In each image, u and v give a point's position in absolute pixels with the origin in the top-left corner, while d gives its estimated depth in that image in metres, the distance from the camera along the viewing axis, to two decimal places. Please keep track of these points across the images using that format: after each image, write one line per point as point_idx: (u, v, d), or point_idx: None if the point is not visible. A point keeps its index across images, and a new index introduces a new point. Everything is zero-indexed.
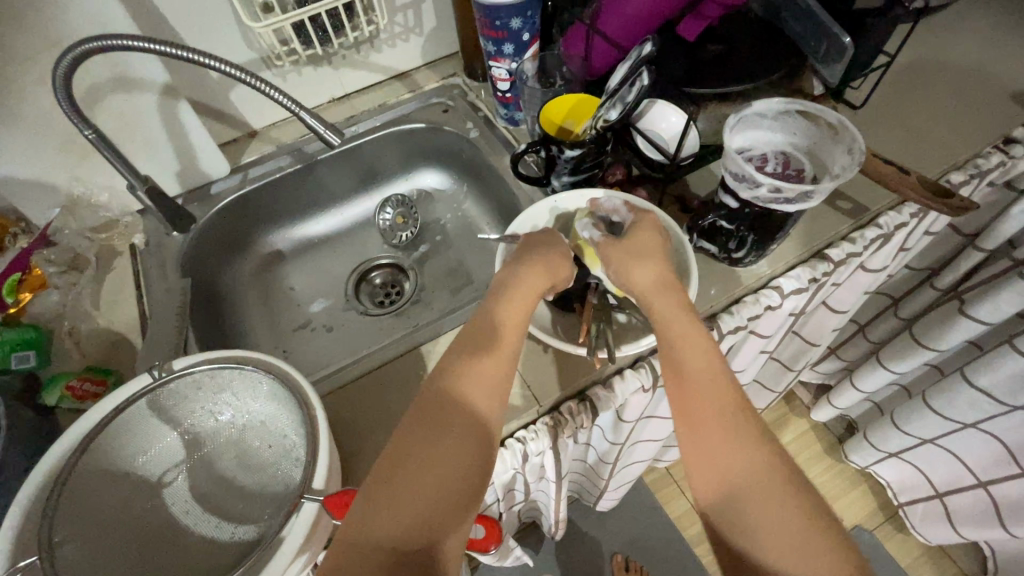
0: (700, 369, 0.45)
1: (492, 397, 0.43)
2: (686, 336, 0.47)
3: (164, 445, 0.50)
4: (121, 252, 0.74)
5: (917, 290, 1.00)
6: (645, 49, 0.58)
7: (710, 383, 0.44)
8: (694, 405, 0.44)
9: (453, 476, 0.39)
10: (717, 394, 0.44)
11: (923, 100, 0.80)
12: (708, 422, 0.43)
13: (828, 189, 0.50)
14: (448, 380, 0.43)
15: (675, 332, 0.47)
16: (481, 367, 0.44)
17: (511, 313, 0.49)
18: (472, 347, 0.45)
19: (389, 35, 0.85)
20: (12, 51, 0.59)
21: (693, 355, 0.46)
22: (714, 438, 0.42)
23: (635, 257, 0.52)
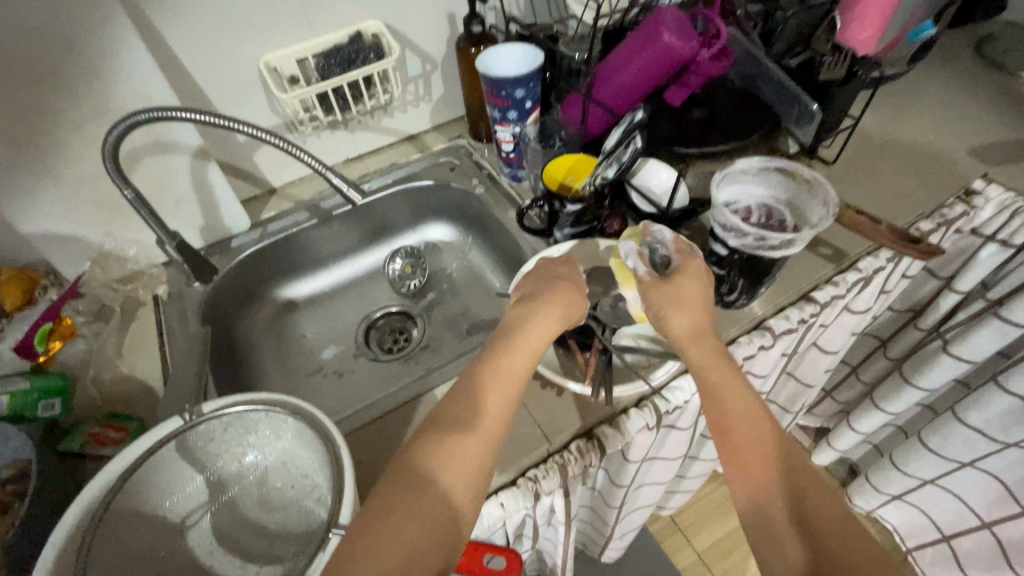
0: (737, 410, 0.48)
1: (478, 448, 0.45)
2: (720, 376, 0.50)
3: (190, 488, 0.52)
4: (144, 302, 0.77)
5: (902, 331, 1.05)
6: (638, 115, 0.66)
7: (746, 421, 0.48)
8: (731, 444, 0.47)
9: (428, 526, 0.40)
10: (753, 431, 0.47)
11: (889, 156, 0.88)
12: (747, 457, 0.47)
13: (807, 237, 0.56)
14: (458, 427, 0.46)
15: (709, 374, 0.51)
16: (468, 415, 0.47)
17: (519, 360, 0.51)
18: (467, 395, 0.48)
19: (402, 102, 0.93)
20: (64, 119, 0.65)
21: (729, 397, 0.49)
22: (752, 472, 0.46)
23: (675, 304, 0.53)
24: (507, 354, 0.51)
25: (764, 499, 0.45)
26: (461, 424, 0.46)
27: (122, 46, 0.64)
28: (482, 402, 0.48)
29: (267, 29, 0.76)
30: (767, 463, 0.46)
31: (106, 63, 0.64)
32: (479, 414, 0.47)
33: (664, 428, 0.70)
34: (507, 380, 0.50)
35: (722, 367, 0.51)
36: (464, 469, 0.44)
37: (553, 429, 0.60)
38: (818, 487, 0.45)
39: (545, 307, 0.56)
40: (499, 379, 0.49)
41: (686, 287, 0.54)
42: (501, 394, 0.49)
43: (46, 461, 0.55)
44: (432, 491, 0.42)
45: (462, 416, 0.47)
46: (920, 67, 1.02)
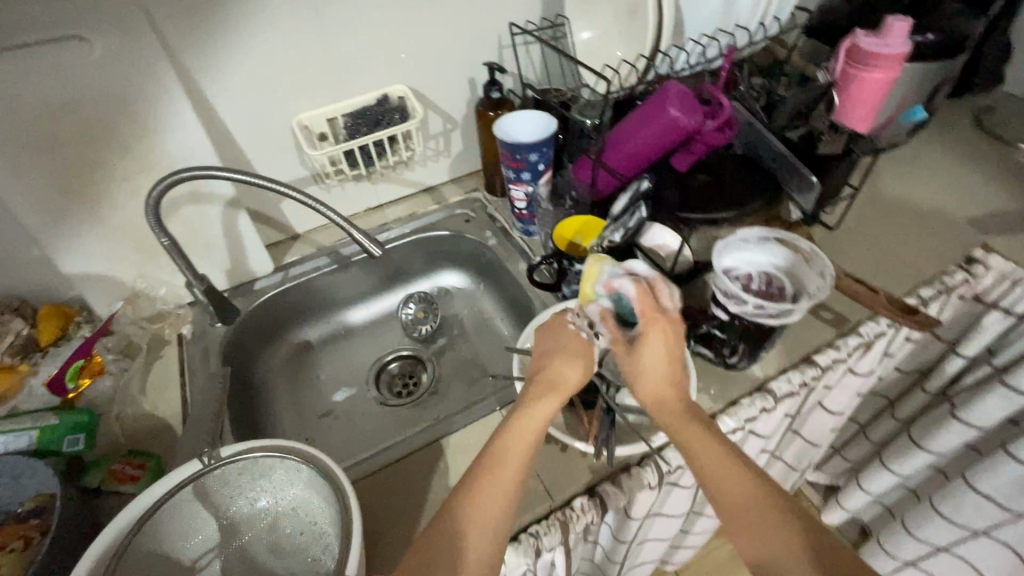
0: (723, 465, 0.51)
1: (492, 519, 0.48)
2: (699, 435, 0.53)
3: (202, 533, 0.54)
4: (169, 340, 0.81)
5: (910, 393, 1.04)
6: (642, 185, 0.72)
7: (723, 475, 0.51)
8: (717, 499, 0.51)
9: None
10: (733, 484, 0.50)
11: (891, 222, 0.90)
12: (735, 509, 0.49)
13: (804, 308, 0.59)
14: (467, 495, 0.49)
15: (683, 434, 0.54)
16: (479, 484, 0.50)
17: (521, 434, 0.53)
18: (473, 470, 0.51)
19: (422, 157, 0.99)
20: (113, 171, 0.71)
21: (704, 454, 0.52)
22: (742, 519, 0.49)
23: (642, 367, 0.58)
24: (517, 427, 0.54)
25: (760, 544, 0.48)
26: (475, 496, 0.49)
27: (171, 107, 0.70)
28: (488, 477, 0.50)
29: (303, 92, 0.82)
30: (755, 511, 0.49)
31: (156, 123, 0.70)
32: (493, 487, 0.49)
33: (667, 486, 0.71)
34: (519, 453, 0.52)
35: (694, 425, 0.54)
36: (482, 532, 0.47)
37: (555, 486, 0.61)
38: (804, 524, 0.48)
39: (541, 377, 0.59)
40: (512, 453, 0.51)
41: (651, 346, 0.58)
42: (514, 466, 0.51)
43: (68, 497, 0.57)
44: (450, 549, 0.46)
45: (478, 487, 0.49)
46: (921, 135, 1.05)
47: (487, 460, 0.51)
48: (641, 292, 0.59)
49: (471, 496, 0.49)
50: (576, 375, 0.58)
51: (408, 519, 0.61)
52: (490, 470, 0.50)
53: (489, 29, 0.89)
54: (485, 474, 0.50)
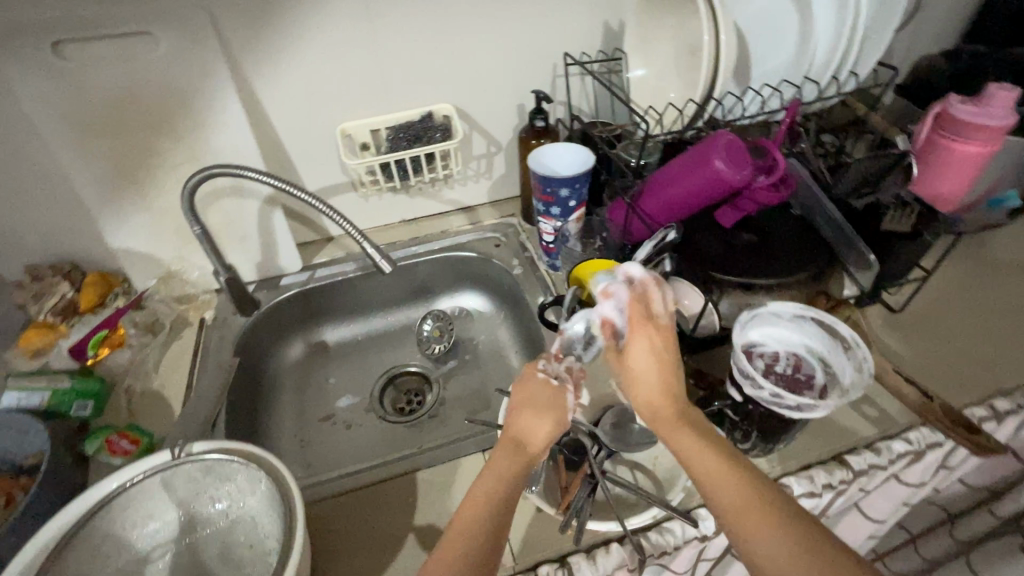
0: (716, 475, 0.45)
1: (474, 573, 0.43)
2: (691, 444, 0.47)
3: (159, 524, 0.54)
4: (191, 323, 0.84)
5: (975, 512, 0.90)
6: (669, 235, 0.68)
7: (718, 471, 0.46)
8: (720, 502, 0.45)
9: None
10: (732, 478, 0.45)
11: (971, 313, 0.78)
12: (741, 509, 0.44)
13: (829, 406, 0.51)
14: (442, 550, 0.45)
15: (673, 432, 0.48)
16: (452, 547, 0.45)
17: (488, 490, 0.47)
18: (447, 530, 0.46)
19: (462, 176, 0.98)
20: (162, 159, 0.75)
21: (698, 452, 0.46)
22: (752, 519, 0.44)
23: (632, 378, 0.49)
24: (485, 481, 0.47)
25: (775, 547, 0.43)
26: (457, 548, 0.44)
27: (222, 106, 0.74)
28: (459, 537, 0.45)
29: (350, 102, 0.84)
30: (760, 507, 0.44)
31: (207, 119, 0.74)
32: (479, 539, 0.45)
33: (654, 569, 0.64)
34: (496, 507, 0.46)
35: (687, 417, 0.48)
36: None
37: (521, 548, 0.57)
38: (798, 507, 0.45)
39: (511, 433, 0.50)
40: (480, 511, 0.46)
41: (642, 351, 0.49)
42: (496, 518, 0.46)
43: (57, 462, 0.60)
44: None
45: (454, 538, 0.45)
46: None
47: (461, 520, 0.46)
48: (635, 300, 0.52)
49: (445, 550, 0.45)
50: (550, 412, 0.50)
51: (366, 548, 0.58)
52: (468, 523, 0.46)
53: (542, 58, 0.87)
54: (461, 528, 0.45)
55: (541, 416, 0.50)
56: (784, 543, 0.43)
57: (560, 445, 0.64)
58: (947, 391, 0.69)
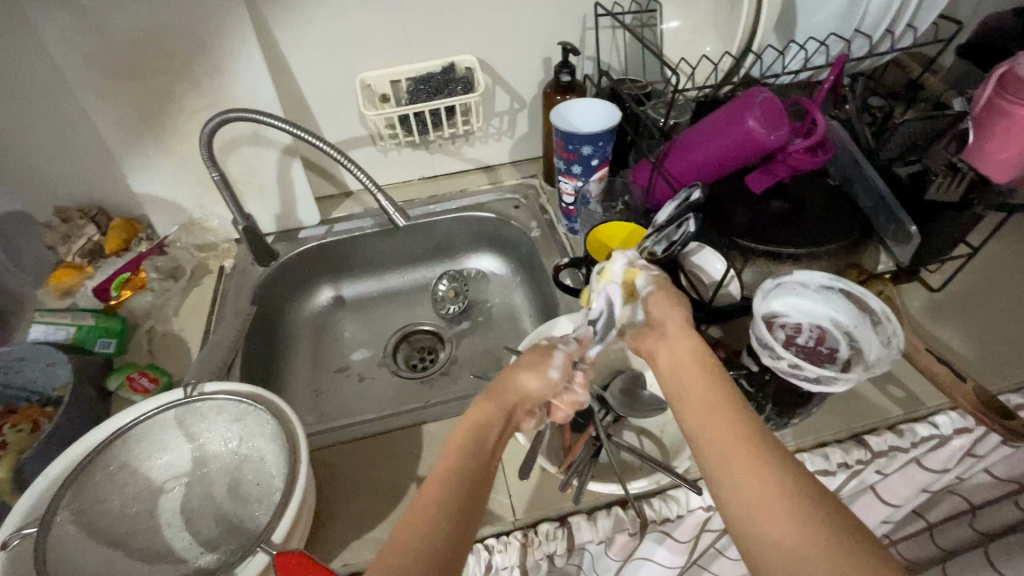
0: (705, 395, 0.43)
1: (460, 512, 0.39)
2: (689, 371, 0.46)
3: (174, 458, 0.56)
4: (211, 271, 0.86)
5: (998, 504, 0.87)
6: (694, 195, 0.62)
7: (720, 418, 0.41)
8: (707, 418, 0.42)
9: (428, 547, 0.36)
10: (730, 426, 0.41)
11: (1018, 297, 0.73)
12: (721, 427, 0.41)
13: (851, 380, 0.48)
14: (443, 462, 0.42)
15: (680, 384, 0.46)
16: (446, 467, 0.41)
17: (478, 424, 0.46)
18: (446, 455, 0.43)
19: (483, 134, 0.96)
20: (182, 104, 0.75)
21: (702, 395, 0.43)
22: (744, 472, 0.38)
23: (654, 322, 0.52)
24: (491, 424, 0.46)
25: (764, 508, 0.37)
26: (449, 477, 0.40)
27: (241, 50, 0.73)
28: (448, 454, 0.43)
29: (371, 50, 0.82)
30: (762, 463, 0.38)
31: (226, 64, 0.73)
32: (463, 484, 0.40)
33: (656, 535, 0.64)
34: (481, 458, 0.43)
35: (702, 370, 0.45)
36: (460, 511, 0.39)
37: (523, 506, 0.57)
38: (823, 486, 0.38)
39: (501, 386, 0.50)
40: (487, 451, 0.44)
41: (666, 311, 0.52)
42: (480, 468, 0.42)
43: (82, 395, 0.63)
44: (434, 519, 0.38)
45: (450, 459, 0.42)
46: None
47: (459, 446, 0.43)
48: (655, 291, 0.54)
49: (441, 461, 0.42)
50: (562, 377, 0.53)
51: (369, 494, 0.59)
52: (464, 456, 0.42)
53: (572, 8, 0.83)
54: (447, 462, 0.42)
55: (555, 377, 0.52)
56: (779, 505, 0.36)
57: None
58: (983, 376, 0.66)
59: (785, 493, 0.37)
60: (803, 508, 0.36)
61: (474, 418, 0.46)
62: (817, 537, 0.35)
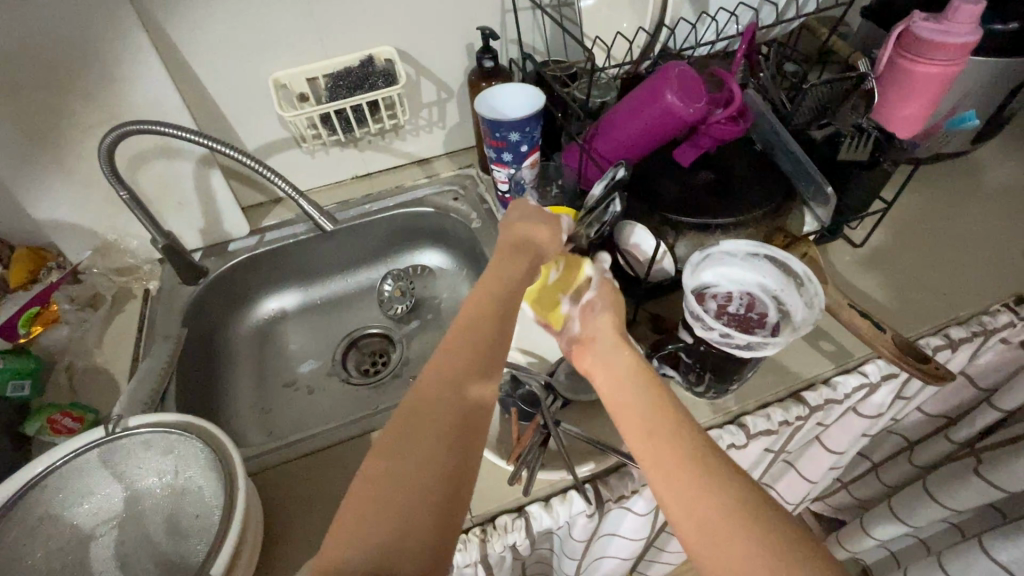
0: (647, 401, 0.42)
1: (437, 464, 0.38)
2: (629, 379, 0.44)
3: (103, 499, 0.53)
4: (135, 295, 0.81)
5: (932, 438, 0.93)
6: (617, 174, 0.62)
7: (666, 436, 0.39)
8: (648, 421, 0.40)
9: (411, 528, 0.35)
10: (679, 442, 0.38)
11: (931, 245, 0.77)
12: (663, 434, 0.39)
13: (778, 344, 0.50)
14: (410, 413, 0.40)
15: (622, 393, 0.43)
16: (415, 421, 0.40)
17: (451, 363, 0.42)
18: (420, 405, 0.40)
19: (413, 126, 0.93)
20: (76, 120, 0.69)
21: (644, 407, 0.41)
22: (692, 496, 0.36)
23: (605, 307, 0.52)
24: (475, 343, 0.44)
25: (710, 523, 0.35)
26: (411, 439, 0.39)
27: (135, 57, 0.68)
28: (421, 402, 0.40)
29: (281, 47, 0.77)
30: (703, 471, 0.37)
31: (120, 72, 0.68)
32: (438, 435, 0.39)
33: (616, 511, 0.65)
34: (459, 406, 0.40)
35: (647, 380, 0.44)
36: (450, 471, 0.38)
37: (478, 501, 0.57)
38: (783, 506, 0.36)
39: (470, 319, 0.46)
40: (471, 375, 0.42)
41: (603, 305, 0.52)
42: (465, 415, 0.40)
43: None
44: (403, 489, 0.36)
45: (414, 413, 0.40)
46: (992, 143, 0.90)
47: (425, 395, 0.41)
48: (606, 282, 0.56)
49: (411, 412, 0.40)
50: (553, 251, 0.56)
51: (322, 510, 0.57)
52: (439, 396, 0.41)
53: None
54: (413, 417, 0.40)
55: (541, 246, 0.56)
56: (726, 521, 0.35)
57: (516, 396, 0.62)
58: (906, 323, 0.70)
59: (733, 506, 0.35)
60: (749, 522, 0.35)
61: (444, 362, 0.43)
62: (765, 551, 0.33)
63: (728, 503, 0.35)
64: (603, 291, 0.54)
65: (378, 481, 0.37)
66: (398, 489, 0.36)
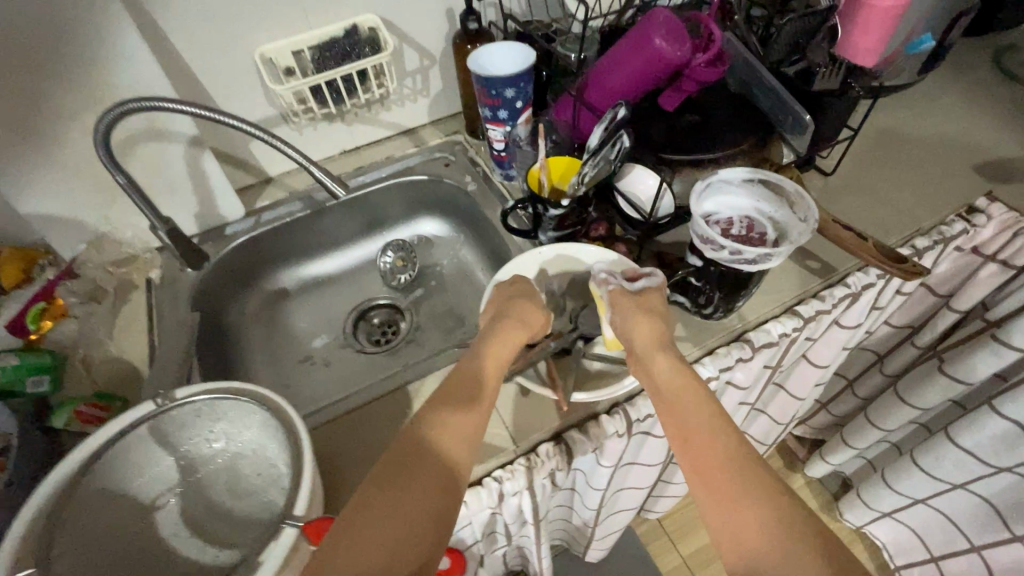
0: (695, 412, 0.48)
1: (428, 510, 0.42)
2: (678, 389, 0.50)
3: (159, 470, 0.54)
4: (137, 285, 0.80)
5: (899, 348, 1.03)
6: (620, 113, 0.65)
7: (706, 445, 0.46)
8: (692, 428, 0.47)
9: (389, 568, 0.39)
10: (719, 450, 0.45)
11: (890, 170, 0.86)
12: (705, 442, 0.46)
13: (783, 252, 0.56)
14: (410, 453, 0.45)
15: (673, 401, 0.50)
16: (406, 468, 0.44)
17: (447, 424, 0.47)
18: (417, 451, 0.45)
19: (398, 96, 0.94)
20: (61, 106, 0.67)
21: (693, 417, 0.48)
22: (732, 506, 0.43)
23: (636, 317, 0.56)
24: (451, 405, 0.49)
25: (740, 526, 0.42)
26: (402, 479, 0.43)
27: (119, 36, 0.66)
28: (417, 451, 0.45)
29: (264, 20, 0.77)
30: (736, 478, 0.44)
31: (104, 53, 0.66)
32: (427, 479, 0.44)
33: (638, 436, 0.71)
34: (435, 460, 0.45)
35: (696, 391, 0.50)
36: (427, 532, 0.42)
37: (521, 434, 0.61)
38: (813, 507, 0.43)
39: (458, 380, 0.52)
40: (454, 434, 0.47)
41: (641, 317, 0.56)
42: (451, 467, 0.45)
43: None
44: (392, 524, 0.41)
45: (412, 460, 0.45)
46: (933, 74, 0.99)
47: (425, 442, 0.46)
48: (616, 291, 0.59)
49: (418, 452, 0.45)
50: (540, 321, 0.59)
51: (372, 460, 0.60)
52: (416, 466, 0.44)
53: None
54: (408, 464, 0.44)
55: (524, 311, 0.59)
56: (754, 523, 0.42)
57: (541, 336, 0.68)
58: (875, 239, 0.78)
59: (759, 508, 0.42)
60: (777, 526, 0.41)
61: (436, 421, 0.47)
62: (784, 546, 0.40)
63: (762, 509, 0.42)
64: (619, 302, 0.58)
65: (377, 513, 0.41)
66: (384, 524, 0.41)
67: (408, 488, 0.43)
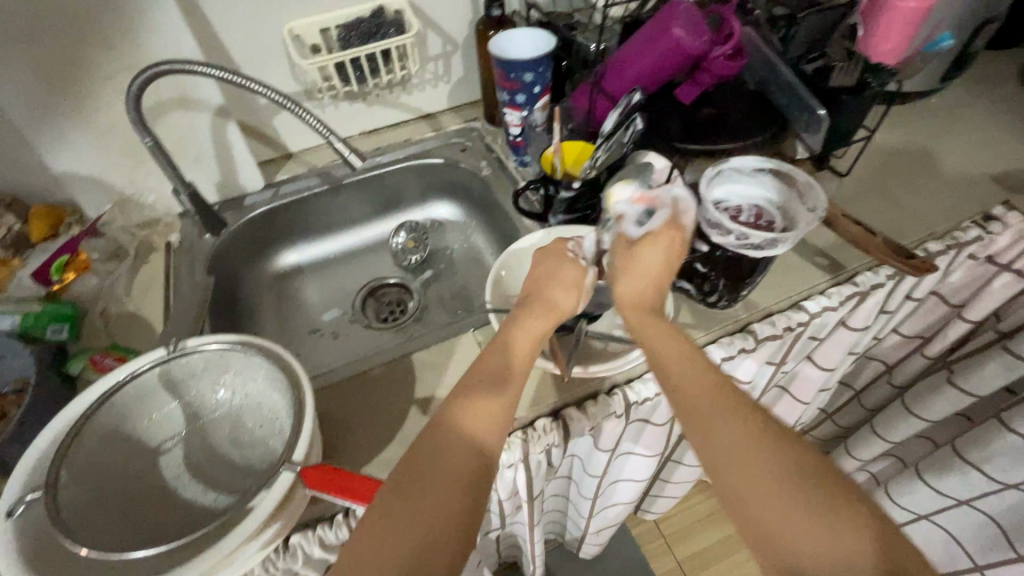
0: (679, 359, 0.50)
1: (463, 488, 0.43)
2: (664, 345, 0.52)
3: (165, 417, 0.56)
4: (158, 248, 0.82)
5: (907, 358, 1.02)
6: (634, 98, 0.68)
7: (695, 392, 0.48)
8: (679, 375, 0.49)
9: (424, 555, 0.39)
10: (707, 389, 0.48)
11: (905, 175, 0.86)
12: (692, 386, 0.48)
13: (789, 238, 0.57)
14: (442, 430, 0.45)
15: (658, 353, 0.51)
16: (437, 452, 0.44)
17: (472, 419, 0.46)
18: (448, 437, 0.45)
19: (420, 80, 0.96)
20: (97, 68, 0.70)
21: (675, 362, 0.50)
22: (724, 438, 0.45)
23: (631, 269, 0.56)
24: (481, 393, 0.48)
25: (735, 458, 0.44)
26: (435, 460, 0.44)
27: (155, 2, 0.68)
28: (449, 437, 0.45)
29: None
30: (730, 417, 0.46)
31: (139, 19, 0.69)
32: (451, 470, 0.43)
33: (636, 422, 0.72)
34: (467, 449, 0.44)
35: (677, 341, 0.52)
36: (464, 506, 0.42)
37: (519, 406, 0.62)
38: (829, 465, 0.44)
39: (481, 372, 0.50)
40: (478, 423, 0.46)
41: (650, 251, 0.56)
42: (475, 454, 0.45)
43: (46, 380, 0.60)
44: (424, 512, 0.41)
45: (442, 449, 0.44)
46: (956, 85, 0.99)
47: (441, 431, 0.45)
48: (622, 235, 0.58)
49: (452, 425, 0.46)
50: (566, 299, 0.56)
51: (372, 424, 0.61)
52: (443, 453, 0.44)
53: None
54: (438, 444, 0.45)
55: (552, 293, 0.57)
56: (749, 455, 0.44)
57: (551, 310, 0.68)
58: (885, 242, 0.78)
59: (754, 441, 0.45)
60: (773, 453, 0.44)
61: (456, 407, 0.47)
62: (783, 478, 0.43)
63: (755, 440, 0.45)
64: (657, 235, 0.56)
65: (413, 492, 0.42)
66: (420, 504, 0.41)
67: (440, 467, 0.43)
